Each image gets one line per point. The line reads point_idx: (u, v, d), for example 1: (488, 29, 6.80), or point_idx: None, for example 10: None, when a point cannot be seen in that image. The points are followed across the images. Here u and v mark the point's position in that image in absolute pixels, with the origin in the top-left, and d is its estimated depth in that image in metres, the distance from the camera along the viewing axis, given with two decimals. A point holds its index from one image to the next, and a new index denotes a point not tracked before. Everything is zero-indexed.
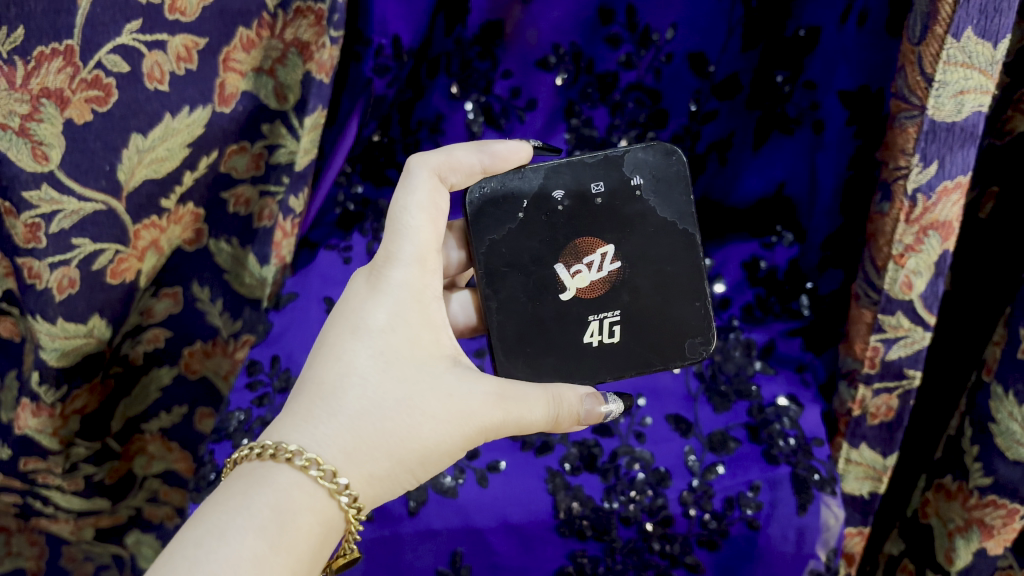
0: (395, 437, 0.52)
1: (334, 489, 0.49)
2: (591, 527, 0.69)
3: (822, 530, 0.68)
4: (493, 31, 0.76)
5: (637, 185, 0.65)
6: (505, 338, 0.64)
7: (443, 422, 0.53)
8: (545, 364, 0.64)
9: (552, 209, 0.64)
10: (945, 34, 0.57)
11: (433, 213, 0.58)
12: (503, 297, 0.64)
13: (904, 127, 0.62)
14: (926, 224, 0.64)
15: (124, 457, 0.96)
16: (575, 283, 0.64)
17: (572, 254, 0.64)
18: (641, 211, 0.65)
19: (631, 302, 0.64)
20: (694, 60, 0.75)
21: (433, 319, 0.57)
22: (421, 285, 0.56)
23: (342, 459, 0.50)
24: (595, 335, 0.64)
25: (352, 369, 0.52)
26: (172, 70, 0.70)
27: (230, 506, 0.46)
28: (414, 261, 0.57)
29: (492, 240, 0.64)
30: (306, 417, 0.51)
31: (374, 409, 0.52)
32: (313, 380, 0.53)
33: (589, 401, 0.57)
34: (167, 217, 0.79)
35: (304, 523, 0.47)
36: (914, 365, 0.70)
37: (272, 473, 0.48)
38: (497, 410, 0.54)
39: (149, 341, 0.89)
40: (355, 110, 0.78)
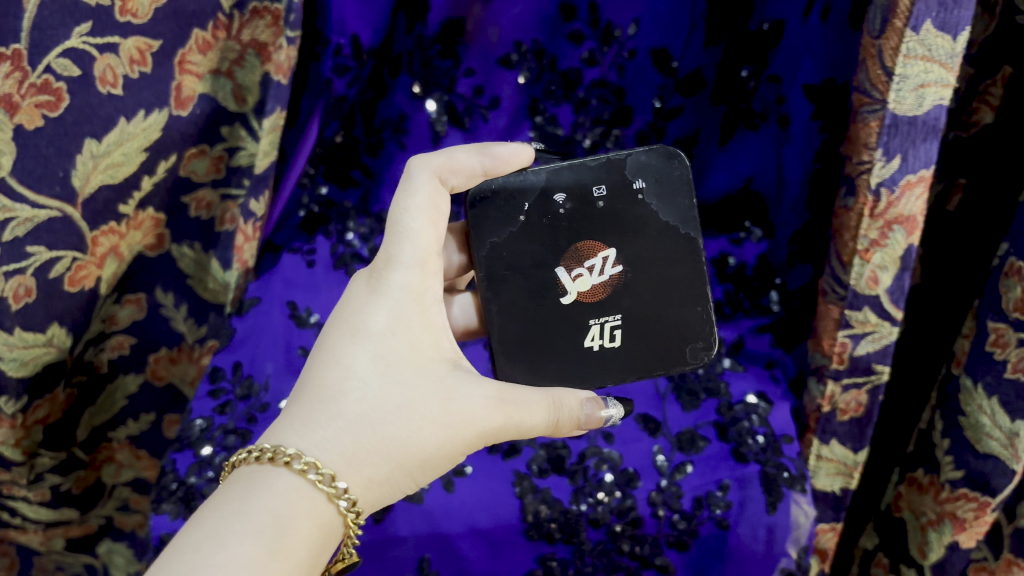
0: (395, 442, 0.50)
1: (333, 494, 0.47)
2: (559, 530, 0.68)
3: (792, 529, 0.67)
4: (454, 29, 0.75)
5: (639, 189, 0.63)
6: (506, 341, 0.63)
7: (443, 426, 0.52)
8: (547, 369, 0.63)
9: (554, 213, 0.63)
10: (904, 27, 0.57)
11: (433, 216, 0.56)
12: (503, 300, 0.62)
13: (867, 121, 0.61)
14: (891, 218, 0.64)
15: (92, 467, 0.94)
16: (576, 287, 0.63)
17: (572, 258, 0.63)
18: (644, 215, 0.63)
19: (632, 306, 0.63)
20: (657, 56, 0.74)
21: (433, 322, 0.55)
22: (421, 288, 0.55)
23: (341, 463, 0.49)
24: (596, 340, 0.63)
25: (352, 373, 0.51)
26: (125, 73, 0.69)
27: (228, 511, 0.45)
28: (415, 264, 0.55)
29: (493, 243, 0.62)
30: (305, 421, 0.50)
31: (374, 413, 0.50)
32: (311, 384, 0.52)
33: (589, 405, 0.56)
34: (127, 222, 0.78)
35: (303, 528, 0.46)
36: (881, 360, 0.70)
37: (269, 477, 0.47)
38: (498, 414, 0.53)
39: (114, 348, 0.87)
40: (316, 110, 0.77)
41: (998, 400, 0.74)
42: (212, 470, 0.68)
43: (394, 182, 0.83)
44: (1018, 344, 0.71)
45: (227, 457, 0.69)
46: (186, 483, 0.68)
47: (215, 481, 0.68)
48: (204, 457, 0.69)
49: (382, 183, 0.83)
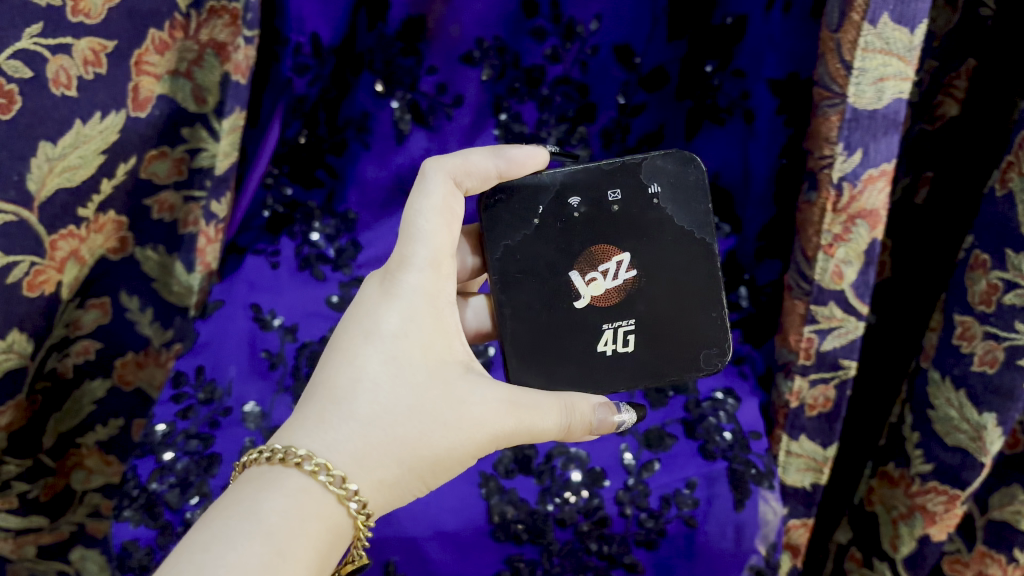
0: (406, 444, 0.50)
1: (343, 495, 0.47)
2: (527, 531, 0.68)
3: (761, 525, 0.67)
4: (416, 27, 0.74)
5: (654, 193, 0.63)
6: (519, 345, 0.61)
7: (455, 430, 0.51)
8: (559, 374, 0.61)
9: (568, 216, 0.62)
10: (861, 20, 0.56)
11: (448, 218, 0.56)
12: (516, 304, 0.62)
13: (827, 116, 0.61)
14: (854, 212, 0.64)
15: (59, 473, 0.90)
16: (590, 291, 0.62)
17: (586, 262, 0.62)
18: (658, 219, 0.63)
19: (646, 311, 0.62)
20: (620, 52, 0.74)
21: (446, 323, 0.55)
22: (434, 290, 0.54)
23: (352, 465, 0.48)
24: (609, 344, 0.62)
25: (364, 375, 0.51)
26: (80, 74, 0.67)
27: (238, 511, 0.44)
28: (428, 265, 0.55)
29: (507, 246, 0.62)
30: (317, 422, 0.49)
31: (385, 414, 0.50)
32: (323, 384, 0.51)
33: (602, 410, 0.56)
34: (87, 225, 0.75)
35: (312, 529, 0.45)
36: (848, 355, 0.70)
37: (281, 478, 0.47)
38: (509, 418, 0.53)
39: (79, 353, 0.85)
40: (277, 110, 0.77)
41: (966, 393, 0.74)
42: (173, 476, 0.67)
43: (361, 182, 0.82)
44: (984, 337, 0.71)
45: (188, 463, 0.68)
46: (147, 489, 0.67)
47: (177, 487, 0.67)
48: (165, 463, 0.68)
49: (348, 183, 0.82)
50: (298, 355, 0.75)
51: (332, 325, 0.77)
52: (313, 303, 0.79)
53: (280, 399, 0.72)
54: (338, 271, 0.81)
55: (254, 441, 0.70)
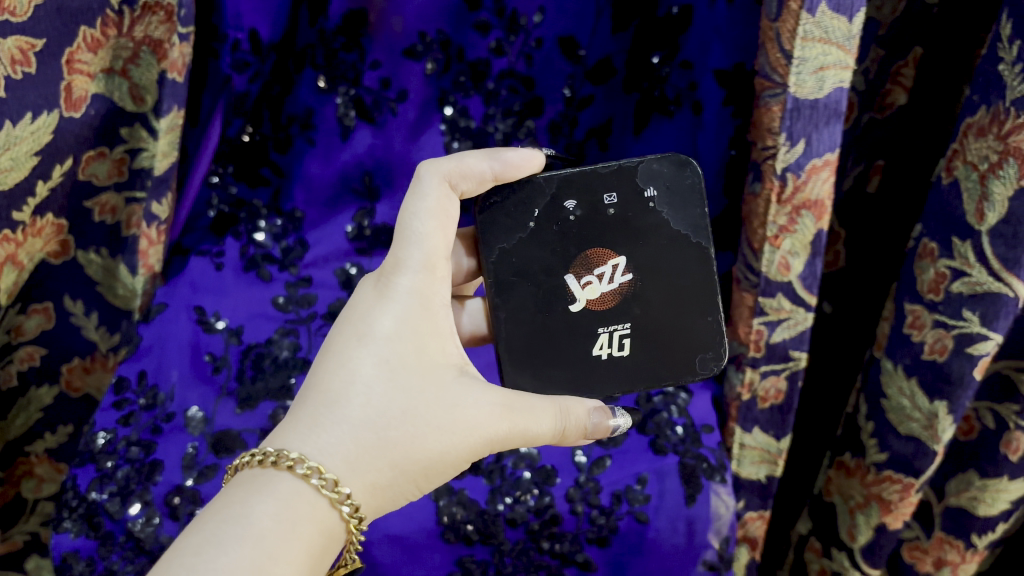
0: (400, 448, 0.49)
1: (336, 499, 0.46)
2: (477, 532, 0.67)
3: (713, 520, 0.67)
4: (357, 21, 0.73)
5: (650, 198, 0.62)
6: (514, 348, 0.61)
7: (448, 433, 0.50)
8: (554, 378, 0.61)
9: (563, 219, 0.61)
10: (799, 9, 0.56)
11: (442, 219, 0.55)
12: (511, 306, 0.61)
13: (769, 106, 0.60)
14: (799, 203, 0.63)
15: (9, 482, 0.88)
16: (585, 295, 0.61)
17: (582, 265, 0.61)
18: (655, 224, 0.62)
19: (641, 315, 0.62)
20: (565, 44, 0.73)
21: (440, 326, 0.54)
22: (428, 292, 0.53)
23: (344, 469, 0.47)
24: (604, 348, 0.61)
25: (356, 378, 0.49)
26: (7, 74, 0.65)
27: (230, 514, 0.44)
28: (422, 267, 0.53)
29: (503, 249, 0.61)
30: (309, 425, 0.48)
31: (378, 417, 0.49)
32: (316, 387, 0.50)
33: (597, 415, 0.55)
34: (24, 229, 0.73)
35: (304, 533, 0.45)
36: (798, 346, 0.70)
37: (272, 482, 0.46)
38: (504, 422, 0.52)
39: (23, 360, 0.82)
40: (218, 108, 0.75)
41: (917, 382, 0.74)
42: (113, 484, 0.66)
43: (306, 180, 0.81)
44: (934, 325, 0.71)
45: (129, 471, 0.67)
46: (86, 499, 0.66)
47: (118, 496, 0.66)
48: (106, 471, 0.67)
49: (293, 181, 0.81)
50: (243, 358, 0.74)
51: (277, 327, 0.76)
52: (258, 304, 0.78)
53: (222, 403, 0.71)
54: (285, 271, 0.80)
55: (197, 447, 0.68)
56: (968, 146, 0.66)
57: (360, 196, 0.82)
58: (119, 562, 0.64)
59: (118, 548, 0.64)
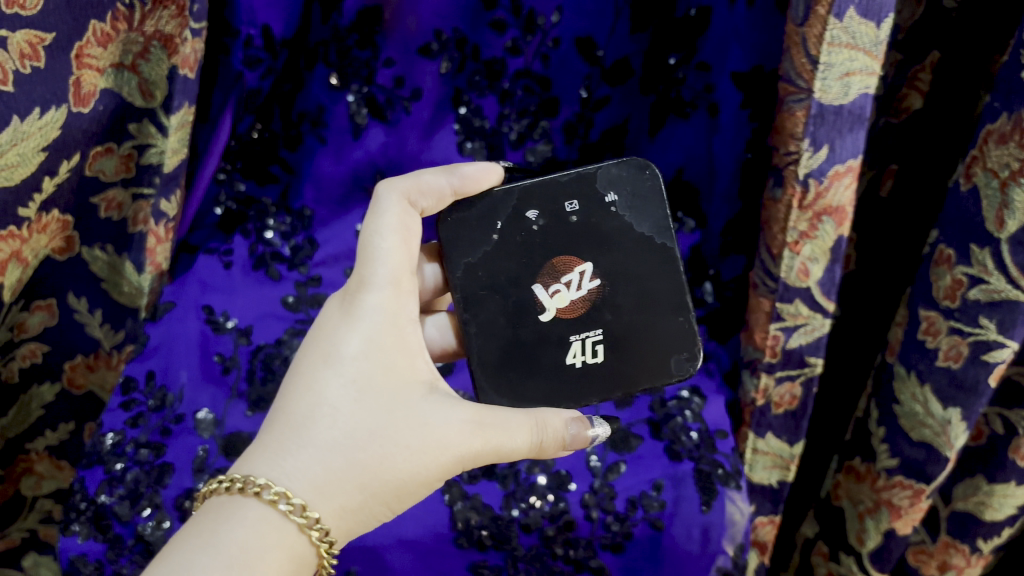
0: (367, 470, 0.49)
1: (304, 523, 0.47)
2: (490, 537, 0.66)
3: (728, 526, 0.66)
4: (372, 18, 0.72)
5: (611, 202, 0.62)
6: (487, 363, 0.61)
7: (418, 453, 0.50)
8: (530, 390, 0.60)
9: (527, 230, 0.62)
10: (827, 15, 0.55)
11: (404, 235, 0.55)
12: (481, 321, 0.61)
13: (792, 111, 0.59)
14: (820, 209, 0.62)
15: (8, 480, 0.87)
16: (554, 303, 0.61)
17: (549, 274, 0.61)
18: (619, 227, 0.62)
19: (613, 321, 0.61)
20: (582, 45, 0.72)
21: (409, 343, 0.53)
22: (396, 308, 0.53)
23: (313, 493, 0.48)
24: (578, 356, 0.61)
25: (322, 400, 0.50)
26: (16, 68, 0.64)
27: (197, 543, 0.45)
28: (388, 284, 0.53)
29: (469, 263, 0.62)
30: (275, 450, 0.49)
31: (346, 440, 0.49)
32: (283, 410, 0.50)
33: (575, 425, 0.55)
34: (29, 226, 0.71)
35: (272, 560, 0.46)
36: (814, 352, 0.69)
37: (240, 509, 0.47)
38: (476, 439, 0.51)
39: (25, 357, 0.81)
40: (228, 104, 0.74)
41: (931, 389, 0.74)
42: (122, 487, 0.65)
43: (317, 178, 0.80)
44: (949, 332, 0.71)
45: (139, 474, 0.66)
46: (95, 502, 0.65)
47: (127, 499, 0.65)
48: (114, 473, 0.66)
49: (303, 178, 0.80)
50: (253, 359, 0.73)
51: (288, 327, 0.75)
52: (267, 304, 0.77)
53: (233, 405, 0.70)
54: (294, 271, 0.79)
55: (208, 449, 0.67)
56: (988, 153, 0.65)
57: (371, 195, 0.81)
58: (128, 566, 0.64)
59: (127, 552, 0.64)
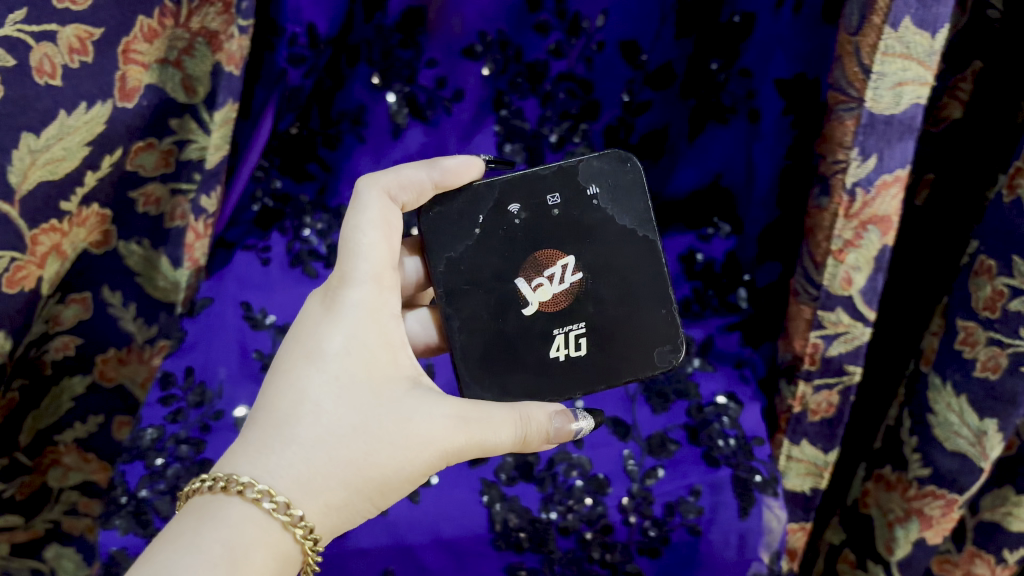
0: (351, 466, 0.48)
1: (288, 521, 0.46)
2: (528, 539, 0.66)
3: (766, 533, 0.66)
4: (415, 19, 0.72)
5: (593, 194, 0.62)
6: (470, 358, 0.60)
7: (402, 449, 0.49)
8: (513, 384, 0.60)
9: (509, 223, 0.61)
10: (882, 24, 0.55)
11: (386, 229, 0.55)
12: (464, 315, 0.61)
13: (842, 120, 0.59)
14: (866, 218, 0.62)
15: (36, 471, 0.87)
16: (537, 297, 0.61)
17: (532, 267, 0.61)
18: (601, 220, 0.62)
19: (596, 314, 0.61)
20: (626, 49, 0.72)
21: (391, 338, 0.53)
22: (378, 303, 0.53)
23: (297, 490, 0.47)
24: (561, 350, 0.61)
25: (305, 397, 0.49)
26: (65, 62, 0.64)
27: (179, 544, 0.44)
28: (370, 279, 0.53)
29: (451, 257, 0.61)
30: (258, 448, 0.48)
31: (329, 437, 0.48)
32: (265, 408, 0.50)
33: (559, 419, 0.54)
34: (69, 219, 0.72)
35: (257, 559, 0.45)
36: (854, 361, 0.69)
37: (223, 508, 0.46)
38: (460, 434, 0.50)
39: (58, 349, 0.81)
40: (270, 102, 0.74)
41: (967, 399, 0.74)
42: (163, 482, 0.66)
43: (353, 175, 0.80)
44: (988, 343, 0.71)
45: (179, 469, 0.67)
46: (136, 497, 0.65)
47: (167, 494, 0.66)
48: (155, 469, 0.67)
49: (340, 176, 0.80)
50: None
51: None
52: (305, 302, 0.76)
53: None
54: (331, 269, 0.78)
55: None
56: None
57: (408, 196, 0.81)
58: None
59: None
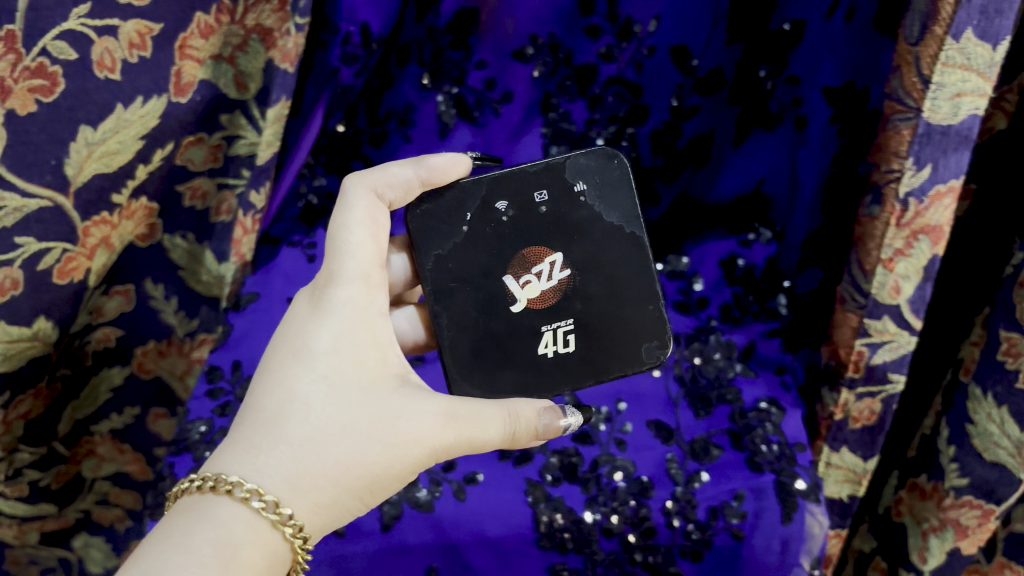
0: (339, 466, 0.49)
1: (277, 520, 0.47)
2: (572, 540, 0.67)
3: (807, 539, 0.66)
4: (468, 20, 0.73)
5: (581, 191, 0.63)
6: (458, 355, 0.61)
7: (390, 447, 0.50)
8: (502, 381, 0.61)
9: (497, 220, 0.62)
10: (944, 35, 0.55)
11: (373, 228, 0.56)
12: (453, 313, 0.61)
13: (897, 129, 0.60)
14: (917, 228, 0.63)
15: (71, 461, 0.87)
16: (525, 294, 0.61)
17: (519, 265, 0.61)
18: (589, 216, 0.63)
19: (583, 310, 0.62)
20: (677, 54, 0.72)
21: (379, 337, 0.54)
22: (365, 302, 0.54)
23: (286, 490, 0.48)
24: (550, 346, 0.61)
25: (293, 396, 0.50)
26: (124, 57, 0.65)
27: (169, 545, 0.45)
28: (357, 278, 0.54)
29: (438, 255, 0.62)
30: (246, 448, 0.49)
31: (317, 436, 0.49)
32: (253, 408, 0.51)
33: (547, 415, 0.55)
34: (119, 212, 0.72)
35: (247, 557, 0.46)
36: (898, 369, 0.69)
37: (212, 508, 0.47)
38: (449, 431, 0.51)
39: (99, 341, 0.82)
40: (321, 99, 0.75)
41: (1009, 410, 0.73)
42: None
43: None
44: None
45: None
46: None
47: None
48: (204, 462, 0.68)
49: None
50: None
51: None
52: None
53: None
54: None
55: None
56: None
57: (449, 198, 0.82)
58: None
59: None
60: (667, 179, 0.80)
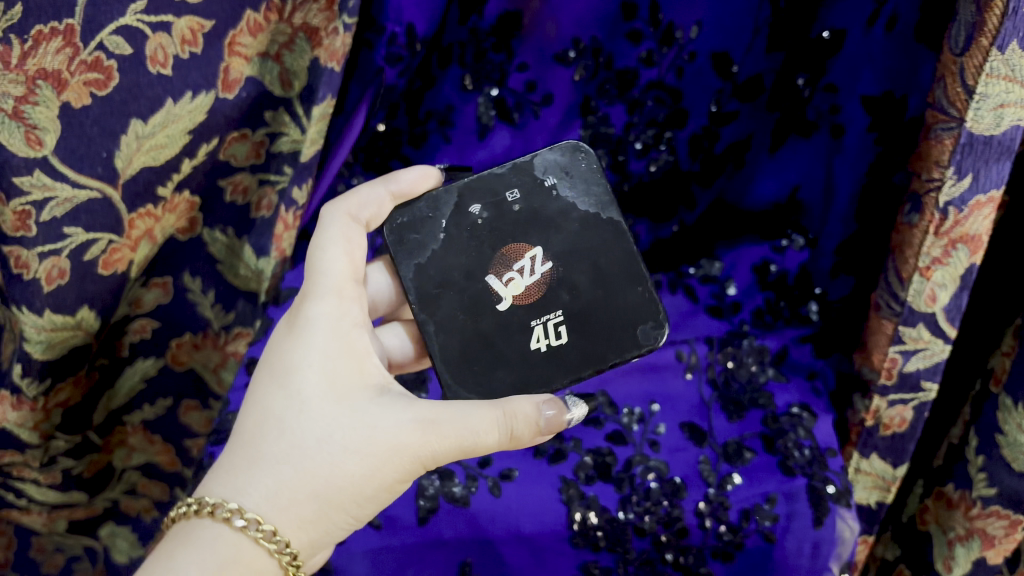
0: (318, 479, 0.51)
1: (261, 536, 0.49)
2: (605, 539, 0.68)
3: (838, 543, 0.67)
4: (511, 23, 0.74)
5: (552, 185, 0.65)
6: (450, 359, 0.61)
7: (367, 455, 0.51)
8: (498, 380, 0.61)
9: (472, 223, 0.64)
10: (990, 46, 0.56)
11: (346, 247, 0.58)
12: (440, 318, 0.62)
13: (940, 139, 0.61)
14: (956, 237, 0.63)
15: (104, 450, 0.88)
16: (510, 291, 0.62)
17: (501, 263, 0.63)
18: (562, 209, 0.64)
19: (571, 301, 0.63)
20: (718, 60, 0.72)
21: (355, 348, 0.55)
22: (338, 316, 0.55)
23: (266, 506, 0.50)
24: (542, 340, 0.62)
25: (268, 416, 0.52)
26: (176, 53, 0.66)
27: (156, 569, 0.48)
28: (329, 294, 0.56)
29: (419, 264, 0.63)
30: (227, 471, 0.51)
31: (292, 451, 0.51)
32: (237, 431, 0.53)
33: (547, 408, 0.54)
34: (163, 206, 0.74)
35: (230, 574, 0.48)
36: (931, 377, 0.70)
37: (198, 531, 0.50)
38: (426, 436, 0.52)
39: (136, 332, 0.83)
40: (364, 98, 0.76)
41: None
42: None
43: None
44: None
45: None
46: None
47: None
48: None
49: None
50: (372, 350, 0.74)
51: None
52: None
53: None
54: None
55: None
56: None
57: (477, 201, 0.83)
58: None
59: None
60: (704, 183, 0.81)
